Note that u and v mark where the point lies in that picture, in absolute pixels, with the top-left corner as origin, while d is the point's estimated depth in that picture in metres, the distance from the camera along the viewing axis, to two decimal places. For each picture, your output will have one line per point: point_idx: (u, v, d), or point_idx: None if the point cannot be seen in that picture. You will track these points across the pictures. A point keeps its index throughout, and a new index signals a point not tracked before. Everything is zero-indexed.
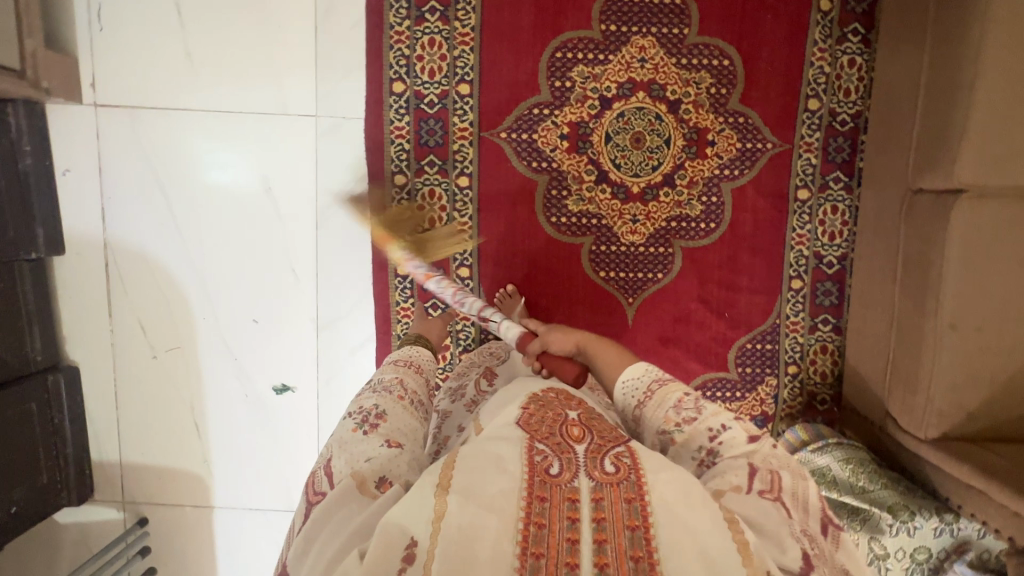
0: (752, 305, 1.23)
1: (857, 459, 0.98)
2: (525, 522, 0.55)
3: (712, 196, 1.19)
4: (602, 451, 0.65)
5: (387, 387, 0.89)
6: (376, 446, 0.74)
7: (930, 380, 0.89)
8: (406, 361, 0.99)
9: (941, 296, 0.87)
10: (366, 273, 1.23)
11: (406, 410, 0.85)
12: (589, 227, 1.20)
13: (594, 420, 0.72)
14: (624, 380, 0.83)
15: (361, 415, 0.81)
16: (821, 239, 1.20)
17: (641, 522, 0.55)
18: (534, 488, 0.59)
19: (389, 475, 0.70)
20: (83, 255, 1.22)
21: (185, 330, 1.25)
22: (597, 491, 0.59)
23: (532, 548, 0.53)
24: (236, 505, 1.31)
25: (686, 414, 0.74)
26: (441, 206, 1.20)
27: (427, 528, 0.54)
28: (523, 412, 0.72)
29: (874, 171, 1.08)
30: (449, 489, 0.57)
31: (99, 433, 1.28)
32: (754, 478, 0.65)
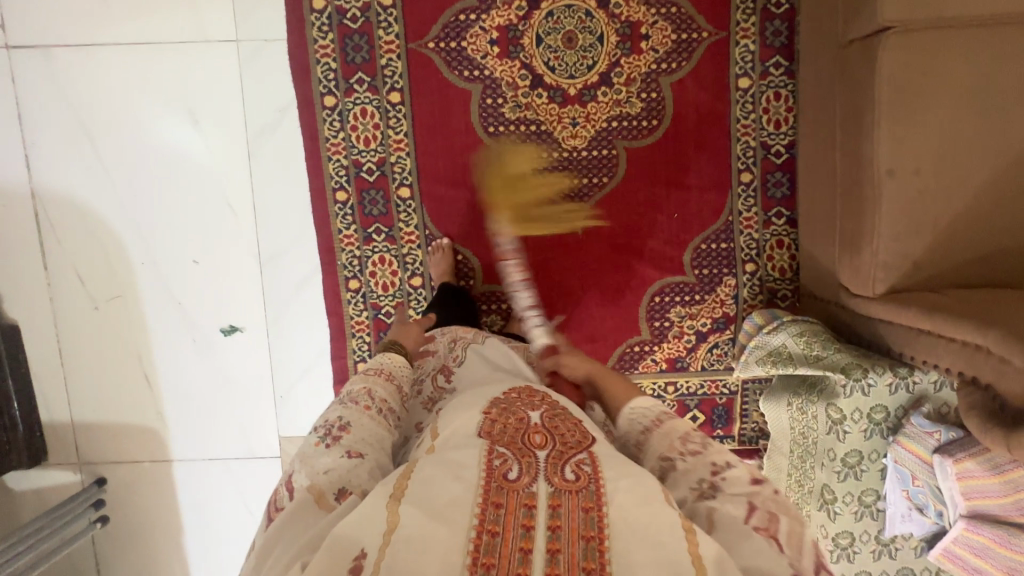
0: (703, 203, 1.20)
1: (810, 331, 0.96)
2: (477, 530, 0.52)
3: (651, 92, 1.16)
4: (563, 458, 0.60)
5: (354, 398, 0.77)
6: (335, 458, 0.66)
7: (873, 232, 0.87)
8: (378, 370, 0.85)
9: (875, 142, 0.84)
10: (304, 201, 1.19)
11: (375, 421, 0.74)
12: (529, 135, 1.17)
13: (557, 419, 0.66)
14: (633, 405, 0.76)
15: (324, 428, 0.72)
16: (767, 128, 1.17)
17: (597, 532, 0.52)
18: (489, 494, 0.55)
19: (348, 487, 0.64)
20: (11, 207, 1.18)
21: (125, 277, 1.21)
22: (554, 498, 0.55)
23: (484, 558, 0.49)
24: (196, 457, 1.28)
25: (692, 447, 0.67)
26: (374, 125, 1.16)
27: (376, 540, 0.51)
28: (484, 419, 0.66)
29: (808, 43, 1.05)
30: (403, 500, 0.54)
31: (47, 393, 1.25)
32: (752, 514, 0.57)
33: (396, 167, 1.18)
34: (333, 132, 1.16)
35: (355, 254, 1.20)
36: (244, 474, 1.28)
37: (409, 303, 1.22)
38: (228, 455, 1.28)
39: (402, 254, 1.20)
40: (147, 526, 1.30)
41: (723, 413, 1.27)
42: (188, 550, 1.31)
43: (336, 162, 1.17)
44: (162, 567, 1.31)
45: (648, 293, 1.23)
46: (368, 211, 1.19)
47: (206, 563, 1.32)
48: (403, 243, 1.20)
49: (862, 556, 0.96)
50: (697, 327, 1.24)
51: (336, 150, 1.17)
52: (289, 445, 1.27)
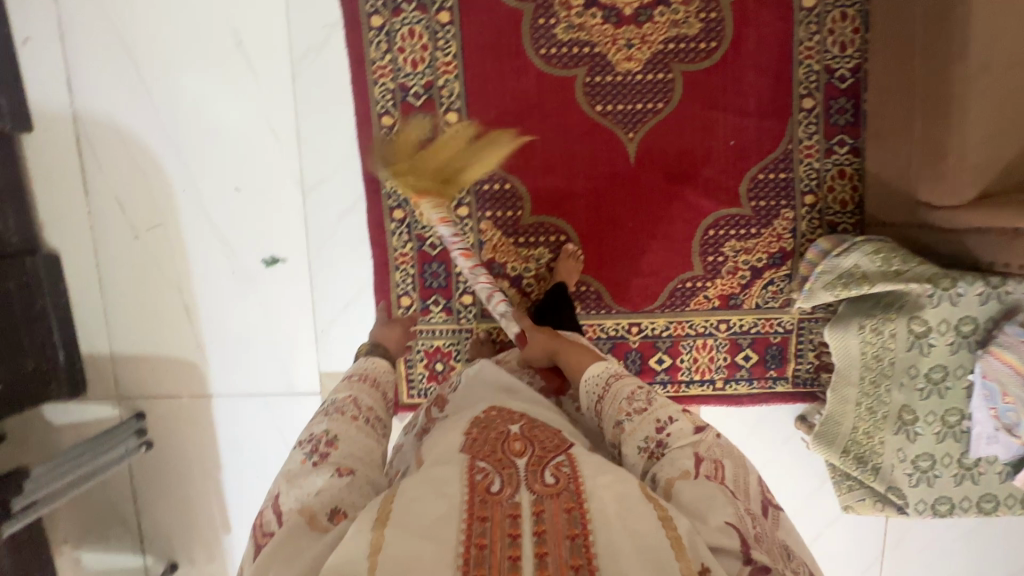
0: (762, 131, 1.15)
1: (886, 248, 0.92)
2: (466, 544, 0.54)
3: (710, 13, 1.11)
4: (542, 463, 0.63)
5: (341, 408, 0.83)
6: (325, 479, 0.71)
7: (961, 137, 0.82)
8: (364, 376, 0.93)
9: (967, 39, 0.80)
10: (350, 127, 1.16)
11: (360, 433, 0.80)
12: (582, 57, 1.13)
13: (537, 429, 0.69)
14: (586, 376, 0.87)
15: (310, 443, 0.77)
16: (831, 51, 1.12)
17: (580, 530, 0.55)
18: (474, 508, 0.57)
19: (340, 506, 0.68)
20: (53, 132, 1.16)
21: (165, 203, 1.19)
22: (537, 505, 0.58)
23: (474, 571, 0.52)
24: (236, 392, 1.26)
25: (637, 405, 0.78)
26: (422, 46, 1.13)
27: (362, 565, 0.52)
28: (466, 438, 0.67)
29: None
30: (388, 523, 0.55)
31: (86, 323, 1.23)
32: (700, 464, 0.68)
33: (444, 91, 1.14)
34: (380, 55, 1.13)
35: None
36: (284, 411, 1.26)
37: (454, 235, 1.19)
38: (268, 391, 1.25)
39: (448, 183, 1.17)
40: (186, 464, 1.28)
41: (777, 352, 1.23)
42: (226, 489, 1.29)
43: (382, 86, 1.14)
44: (200, 506, 1.30)
45: (701, 226, 1.19)
46: (414, 137, 1.16)
47: (246, 503, 1.30)
48: None
49: (943, 480, 0.93)
50: (752, 262, 1.19)
51: (382, 73, 1.13)
52: (330, 380, 1.25)
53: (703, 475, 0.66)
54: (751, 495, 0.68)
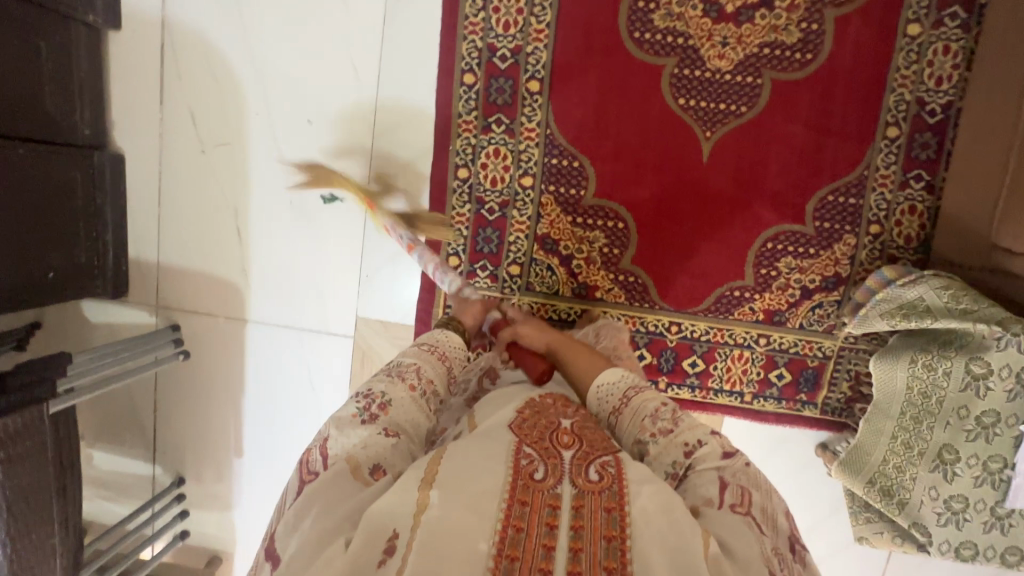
0: (840, 152, 1.13)
1: (957, 285, 0.91)
2: (503, 524, 0.54)
3: (812, 23, 1.10)
4: (588, 459, 0.62)
5: (404, 373, 0.80)
6: (371, 434, 0.68)
7: None
8: (433, 348, 0.89)
9: None
10: (431, 79, 1.17)
11: (416, 404, 0.76)
12: (674, 47, 1.12)
13: (587, 428, 0.69)
14: (598, 385, 0.82)
15: (365, 400, 0.74)
16: (926, 83, 1.10)
17: (618, 533, 0.54)
18: (516, 490, 0.57)
19: (382, 465, 0.66)
20: (140, 32, 1.17)
21: (237, 122, 1.19)
22: (578, 499, 0.57)
23: (508, 550, 0.52)
24: (271, 321, 1.27)
25: (663, 426, 0.72)
26: (518, 8, 1.12)
27: (408, 520, 0.53)
28: (517, 416, 0.69)
29: None
30: (434, 485, 0.57)
31: (138, 227, 1.24)
32: (724, 491, 0.62)
33: (531, 57, 1.13)
34: (474, 11, 1.12)
35: (470, 141, 1.17)
36: (317, 346, 1.27)
37: (514, 204, 1.19)
38: (303, 325, 1.26)
39: (517, 151, 1.16)
40: (210, 381, 1.30)
41: (812, 376, 1.21)
42: (245, 413, 1.31)
43: (471, 43, 1.13)
44: (215, 425, 1.32)
45: (760, 238, 1.17)
46: (492, 100, 1.15)
47: (261, 429, 1.31)
48: (520, 141, 1.16)
49: (973, 525, 0.93)
50: (804, 282, 1.18)
51: (473, 30, 1.13)
52: (364, 325, 1.25)
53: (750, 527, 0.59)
54: (779, 532, 0.61)
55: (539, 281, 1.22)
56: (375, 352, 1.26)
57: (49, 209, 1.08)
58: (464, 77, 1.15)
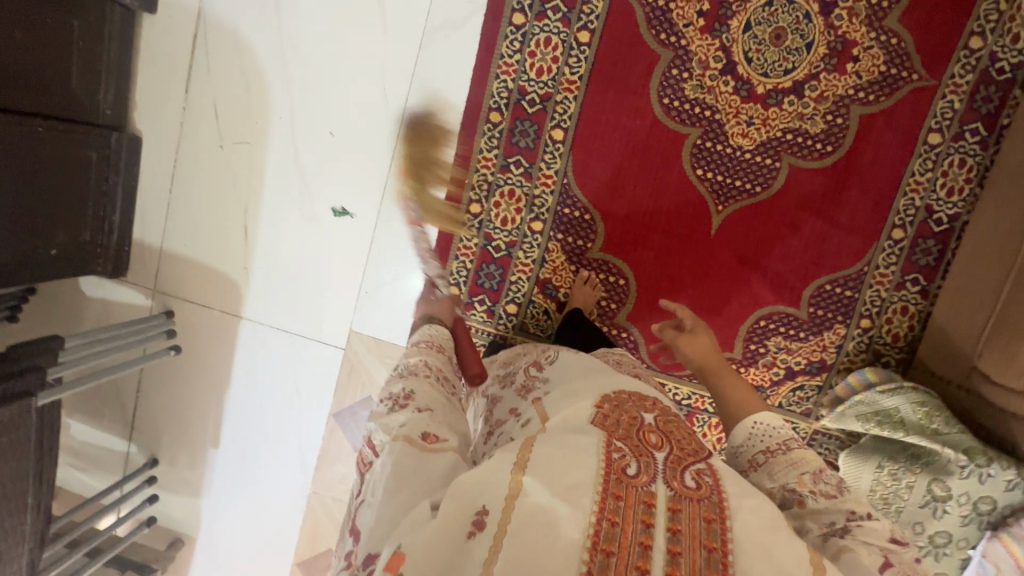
0: (843, 246, 1.16)
1: (932, 403, 0.94)
2: (598, 516, 0.52)
3: (838, 117, 1.11)
4: (682, 464, 0.60)
5: (413, 370, 0.79)
6: (408, 414, 0.68)
7: None
8: (430, 343, 0.89)
9: None
10: (457, 111, 1.17)
11: (436, 389, 0.76)
12: (701, 118, 1.13)
13: (671, 425, 0.67)
14: (755, 421, 0.75)
15: (390, 399, 0.74)
16: (937, 192, 1.12)
17: (720, 545, 0.52)
18: (610, 485, 0.55)
19: (430, 432, 0.66)
20: (174, 19, 1.17)
21: (259, 122, 1.19)
22: (674, 502, 0.56)
23: (603, 544, 0.51)
24: (265, 322, 1.28)
25: (824, 488, 0.65)
26: (553, 56, 1.12)
27: (498, 501, 0.53)
28: (597, 411, 0.66)
29: None
30: (526, 469, 0.56)
31: (148, 211, 1.25)
32: (887, 568, 0.57)
33: (559, 106, 1.14)
34: (510, 52, 1.13)
35: (487, 178, 1.18)
36: (311, 352, 1.28)
37: (521, 244, 1.20)
38: (296, 330, 1.27)
39: (531, 195, 1.18)
40: (196, 371, 1.31)
41: None
42: (226, 406, 1.32)
43: (502, 83, 1.14)
44: (196, 414, 1.33)
45: (754, 315, 1.20)
46: (515, 141, 1.16)
47: (239, 422, 1.33)
48: (536, 186, 1.17)
49: None
50: (790, 362, 1.21)
51: (506, 70, 1.13)
52: (356, 339, 1.26)
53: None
54: None
55: (534, 322, 1.23)
56: (364, 366, 1.27)
57: (63, 187, 1.08)
58: (489, 115, 1.15)
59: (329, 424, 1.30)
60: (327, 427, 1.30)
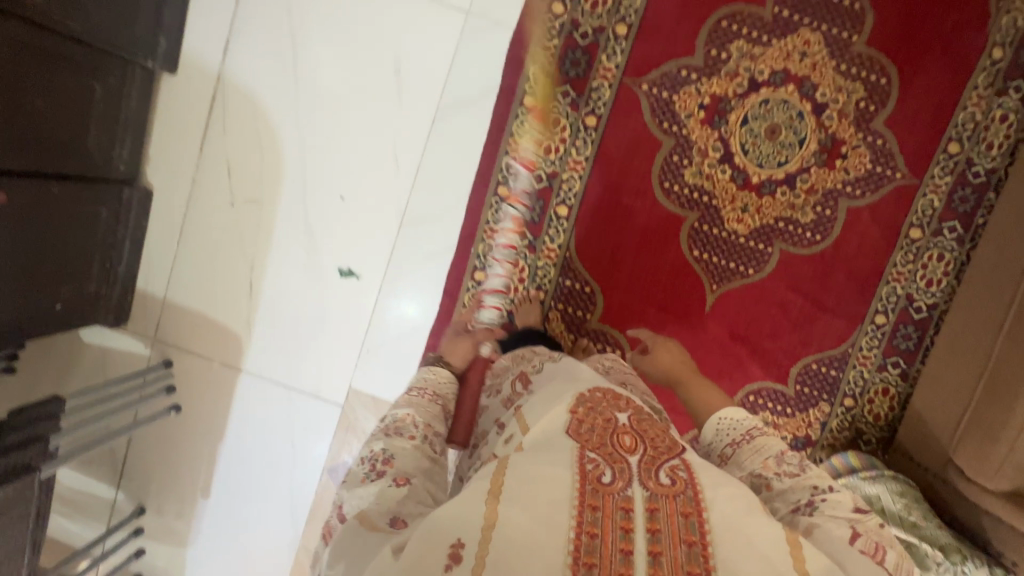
0: (829, 328, 1.21)
1: (910, 494, 1.01)
2: (577, 531, 0.54)
3: (826, 209, 1.18)
4: (656, 463, 0.63)
5: (398, 428, 0.79)
6: (382, 488, 0.67)
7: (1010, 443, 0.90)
8: (422, 391, 0.93)
9: None
10: (467, 183, 1.21)
11: (417, 450, 0.75)
12: (698, 203, 1.19)
13: (646, 423, 0.69)
14: (720, 417, 0.88)
15: (370, 462, 0.73)
16: (918, 283, 1.19)
17: (698, 538, 0.56)
18: (587, 497, 0.57)
19: (399, 515, 0.62)
20: (193, 81, 1.20)
21: (271, 183, 1.22)
22: (651, 502, 0.59)
23: (585, 558, 0.52)
24: (264, 376, 1.29)
25: (786, 468, 0.74)
26: (561, 137, 1.18)
27: (474, 532, 0.52)
28: (571, 418, 0.67)
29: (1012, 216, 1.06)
30: (501, 498, 0.55)
31: (153, 263, 1.26)
32: (856, 538, 0.62)
33: (565, 184, 1.19)
34: (520, 131, 1.17)
35: (492, 248, 1.21)
36: (301, 405, 1.29)
37: None
38: (296, 386, 1.29)
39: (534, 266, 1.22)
40: (190, 422, 1.31)
41: None
42: (219, 458, 1.32)
43: (511, 159, 1.18)
44: (187, 464, 1.32)
45: (744, 389, 1.24)
46: (521, 215, 1.20)
47: (228, 474, 1.33)
48: (539, 258, 1.22)
49: None
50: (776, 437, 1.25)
51: (516, 148, 1.18)
52: (354, 397, 1.28)
53: (858, 549, 0.61)
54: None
55: None
56: (359, 424, 1.28)
57: (73, 242, 1.09)
58: (497, 190, 1.19)
59: (320, 480, 1.31)
60: (316, 486, 1.31)
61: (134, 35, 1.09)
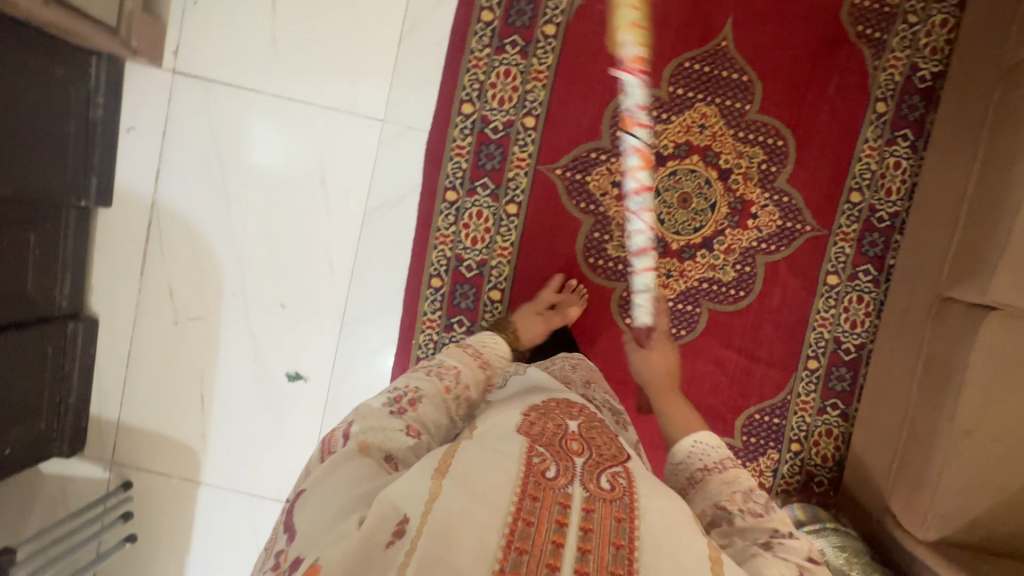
0: (766, 378, 1.26)
1: (851, 548, 1.03)
2: (513, 516, 0.56)
3: (745, 266, 1.23)
4: (599, 467, 0.63)
5: (440, 374, 0.87)
6: (398, 427, 0.75)
7: (936, 488, 0.92)
8: (473, 353, 0.96)
9: (955, 418, 0.90)
10: (401, 277, 1.25)
11: (445, 405, 0.83)
12: (624, 274, 1.24)
13: (595, 431, 0.70)
14: (696, 440, 0.84)
15: (398, 392, 0.82)
16: (843, 325, 1.24)
17: (627, 542, 0.56)
18: (527, 486, 0.59)
19: (395, 457, 0.71)
20: (128, 211, 1.24)
21: (213, 298, 1.26)
22: (588, 502, 0.59)
23: (517, 543, 0.54)
24: (223, 485, 1.30)
25: (752, 506, 0.73)
26: (485, 227, 1.23)
27: (418, 507, 0.55)
28: (523, 419, 0.69)
29: (913, 251, 1.11)
30: (446, 475, 0.59)
31: (105, 388, 1.28)
32: None
33: (494, 270, 1.24)
34: (446, 225, 1.22)
35: (433, 337, 1.24)
36: (262, 512, 1.30)
37: None
38: (255, 492, 1.30)
39: None
40: (155, 540, 1.31)
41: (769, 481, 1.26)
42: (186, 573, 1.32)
43: (440, 252, 1.23)
44: None
45: None
46: (457, 303, 1.24)
47: None
48: None
49: None
50: None
51: (444, 241, 1.23)
52: None
53: None
54: None
55: None
56: None
57: (20, 386, 1.11)
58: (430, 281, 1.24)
59: None
60: None
61: (66, 180, 1.13)
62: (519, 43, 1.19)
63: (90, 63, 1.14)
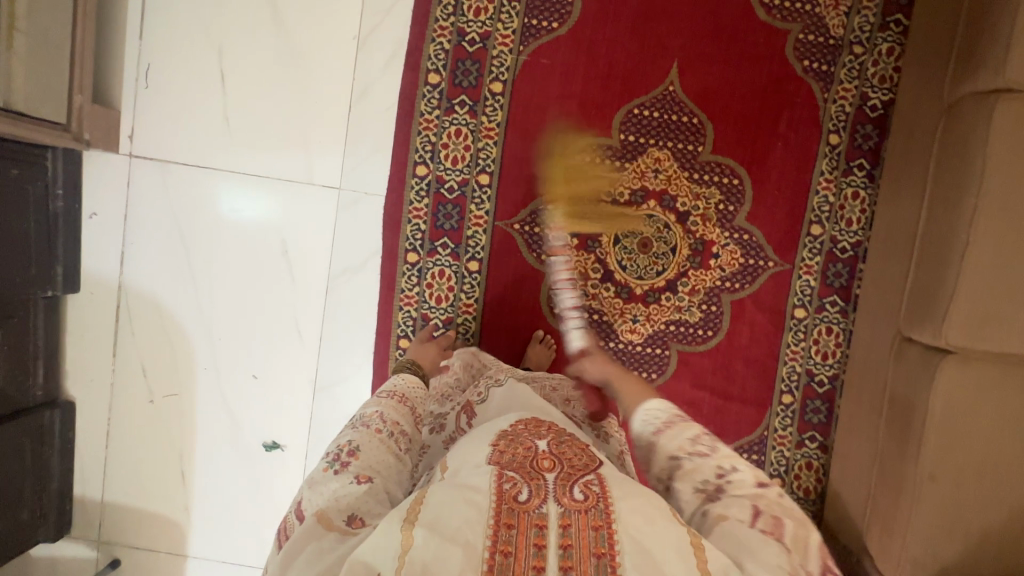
0: (742, 415, 1.25)
1: None
2: (490, 551, 0.52)
3: (711, 305, 1.23)
4: (571, 479, 0.60)
5: (366, 422, 0.79)
6: (344, 485, 0.67)
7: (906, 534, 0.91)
8: (392, 393, 0.89)
9: (919, 465, 0.89)
10: (368, 341, 1.26)
11: (384, 445, 0.75)
12: (590, 321, 1.24)
13: (564, 445, 0.66)
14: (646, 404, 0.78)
15: (332, 453, 0.73)
16: (814, 357, 1.23)
17: (608, 549, 0.52)
18: (501, 515, 0.55)
19: (358, 514, 0.64)
20: (96, 296, 1.26)
21: (185, 373, 1.27)
22: (564, 518, 0.55)
23: None
24: (210, 556, 1.31)
25: (700, 448, 0.69)
26: (449, 286, 1.23)
27: (392, 562, 0.50)
28: (491, 450, 0.65)
29: (876, 286, 1.10)
30: (416, 523, 0.53)
31: (87, 469, 1.30)
32: (757, 517, 0.60)
33: (461, 327, 1.24)
34: (409, 286, 1.23)
35: None
36: None
37: None
38: (242, 560, 1.31)
39: None
40: None
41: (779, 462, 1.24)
42: None
43: (406, 313, 1.24)
44: None
45: None
46: None
47: None
48: None
49: None
50: None
51: (408, 301, 1.23)
52: None
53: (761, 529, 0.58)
54: None
55: None
56: None
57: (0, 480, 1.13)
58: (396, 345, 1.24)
59: None
60: None
61: (30, 277, 1.14)
62: (467, 101, 1.20)
63: (46, 156, 1.15)
